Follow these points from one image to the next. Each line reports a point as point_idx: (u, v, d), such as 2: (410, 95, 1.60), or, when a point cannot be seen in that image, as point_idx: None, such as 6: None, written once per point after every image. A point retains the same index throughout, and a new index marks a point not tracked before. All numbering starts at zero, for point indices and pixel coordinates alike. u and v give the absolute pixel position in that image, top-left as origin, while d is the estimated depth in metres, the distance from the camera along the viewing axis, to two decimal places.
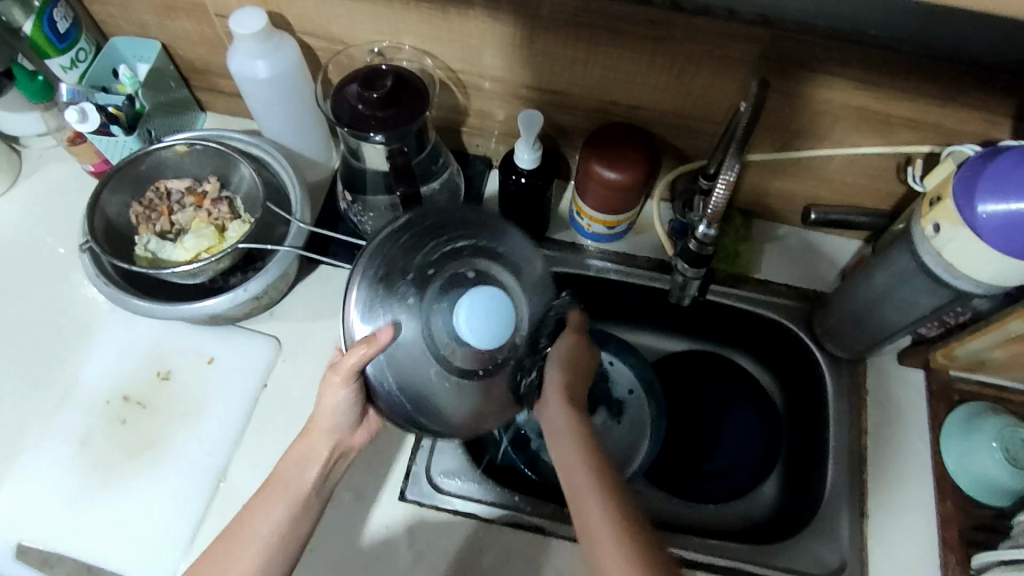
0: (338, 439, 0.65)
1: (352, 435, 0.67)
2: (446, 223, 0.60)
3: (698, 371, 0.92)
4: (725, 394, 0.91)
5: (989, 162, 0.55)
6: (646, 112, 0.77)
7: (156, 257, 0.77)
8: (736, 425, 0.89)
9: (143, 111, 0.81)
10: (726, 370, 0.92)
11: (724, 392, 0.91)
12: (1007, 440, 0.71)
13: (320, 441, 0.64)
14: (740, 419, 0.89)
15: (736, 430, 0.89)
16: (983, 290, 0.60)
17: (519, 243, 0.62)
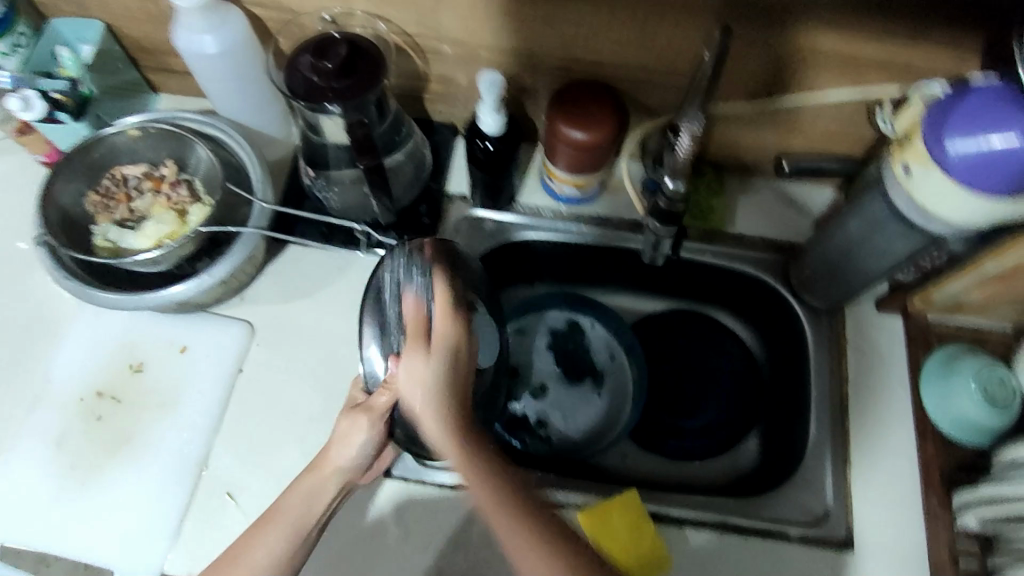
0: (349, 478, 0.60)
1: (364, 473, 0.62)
2: None
3: (678, 330, 0.92)
4: (705, 351, 0.91)
5: (959, 99, 0.54)
6: (611, 69, 0.75)
7: (118, 246, 0.74)
8: (717, 381, 0.89)
9: (90, 95, 0.78)
10: (706, 328, 0.92)
11: (704, 349, 0.91)
12: (984, 379, 0.71)
13: (331, 478, 0.59)
14: (722, 375, 0.89)
15: (718, 385, 0.89)
16: (956, 231, 0.59)
17: None
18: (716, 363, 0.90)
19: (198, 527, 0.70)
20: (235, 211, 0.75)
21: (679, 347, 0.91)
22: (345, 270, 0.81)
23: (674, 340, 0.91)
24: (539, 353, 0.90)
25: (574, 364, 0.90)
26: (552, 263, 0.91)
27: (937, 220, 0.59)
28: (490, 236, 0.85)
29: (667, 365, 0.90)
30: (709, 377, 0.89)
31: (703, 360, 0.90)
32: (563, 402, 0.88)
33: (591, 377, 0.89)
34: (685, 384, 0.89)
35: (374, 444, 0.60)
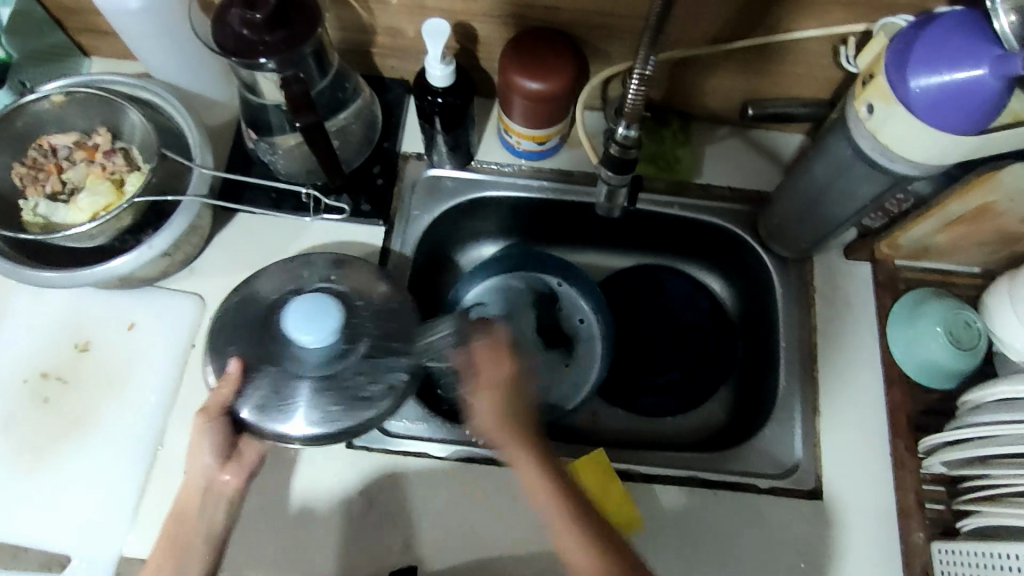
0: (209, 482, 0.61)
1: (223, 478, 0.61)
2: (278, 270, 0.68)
3: (645, 284, 0.90)
4: (674, 306, 0.89)
5: (921, 31, 0.51)
6: (565, 14, 0.71)
7: (49, 220, 0.70)
8: (688, 335, 0.88)
9: (10, 60, 0.73)
10: (674, 281, 0.90)
11: (674, 303, 0.89)
12: (950, 322, 0.70)
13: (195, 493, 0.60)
14: (692, 329, 0.88)
15: (688, 339, 0.87)
16: (920, 171, 0.57)
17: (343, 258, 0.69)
18: (685, 317, 0.88)
19: (155, 506, 0.68)
20: (179, 178, 0.71)
21: (646, 303, 0.89)
22: (296, 237, 0.78)
23: (642, 295, 0.90)
24: (508, 312, 0.85)
25: (541, 323, 0.86)
26: (516, 221, 0.87)
27: (900, 160, 0.57)
28: (450, 194, 0.82)
29: (636, 320, 0.89)
30: (678, 332, 0.88)
31: (672, 316, 0.88)
32: (531, 362, 0.83)
33: (559, 337, 0.85)
34: (656, 340, 0.87)
35: (219, 446, 0.61)
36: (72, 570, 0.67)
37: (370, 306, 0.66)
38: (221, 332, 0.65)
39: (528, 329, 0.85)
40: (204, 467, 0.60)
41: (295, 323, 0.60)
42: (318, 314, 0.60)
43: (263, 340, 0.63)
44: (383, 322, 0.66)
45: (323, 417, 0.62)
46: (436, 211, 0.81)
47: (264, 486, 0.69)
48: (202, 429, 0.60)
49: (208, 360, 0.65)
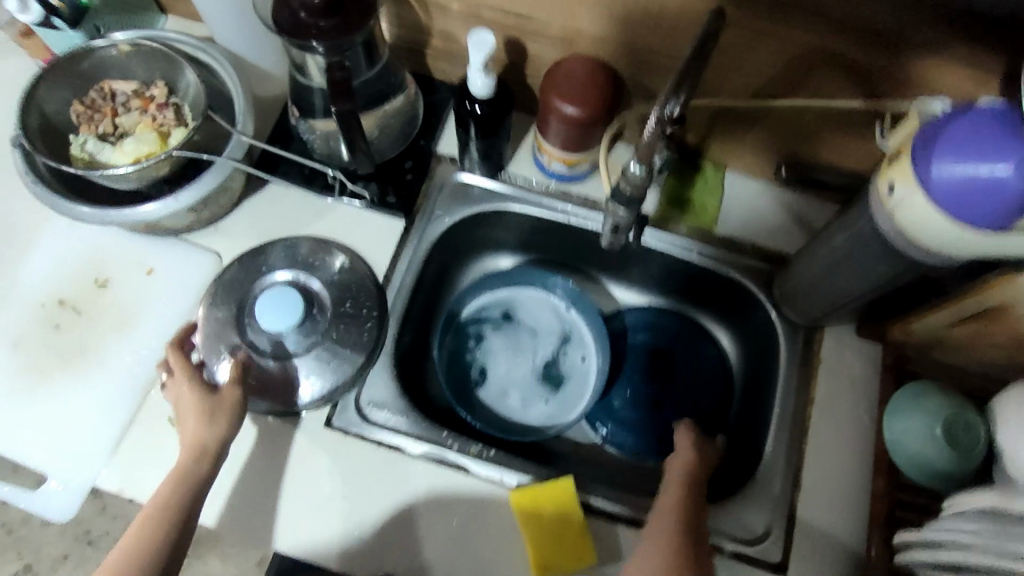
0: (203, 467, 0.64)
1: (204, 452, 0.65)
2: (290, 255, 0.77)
3: (653, 321, 0.90)
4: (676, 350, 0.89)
5: (953, 119, 0.50)
6: (615, 46, 0.72)
7: (94, 158, 0.74)
8: (684, 381, 0.87)
9: (89, 6, 0.78)
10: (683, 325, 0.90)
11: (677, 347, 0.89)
12: (949, 422, 0.66)
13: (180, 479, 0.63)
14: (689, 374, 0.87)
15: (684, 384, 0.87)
16: (936, 261, 0.56)
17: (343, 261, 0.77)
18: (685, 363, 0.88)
19: (134, 446, 0.71)
20: (219, 140, 0.76)
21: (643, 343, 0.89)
22: (320, 216, 0.81)
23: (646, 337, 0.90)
24: (529, 327, 0.89)
25: (546, 356, 0.88)
26: (535, 238, 0.88)
27: (916, 247, 0.55)
28: (476, 201, 0.83)
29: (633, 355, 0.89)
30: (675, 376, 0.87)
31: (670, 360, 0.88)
32: (525, 387, 0.86)
33: (559, 371, 0.87)
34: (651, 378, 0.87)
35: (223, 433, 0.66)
36: (46, 491, 0.70)
37: (338, 308, 0.75)
38: (215, 294, 0.75)
39: (536, 356, 0.88)
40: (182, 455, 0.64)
41: (263, 308, 0.70)
42: (282, 298, 0.70)
43: (241, 316, 0.73)
44: (341, 324, 0.74)
45: (279, 388, 0.72)
46: (459, 215, 0.83)
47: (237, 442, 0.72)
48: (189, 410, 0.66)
49: (202, 302, 0.75)
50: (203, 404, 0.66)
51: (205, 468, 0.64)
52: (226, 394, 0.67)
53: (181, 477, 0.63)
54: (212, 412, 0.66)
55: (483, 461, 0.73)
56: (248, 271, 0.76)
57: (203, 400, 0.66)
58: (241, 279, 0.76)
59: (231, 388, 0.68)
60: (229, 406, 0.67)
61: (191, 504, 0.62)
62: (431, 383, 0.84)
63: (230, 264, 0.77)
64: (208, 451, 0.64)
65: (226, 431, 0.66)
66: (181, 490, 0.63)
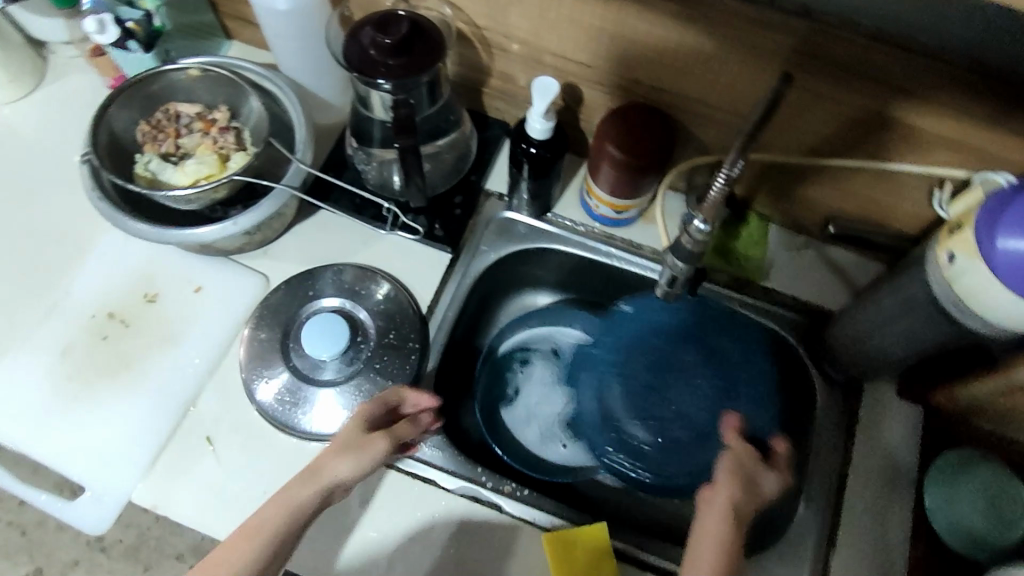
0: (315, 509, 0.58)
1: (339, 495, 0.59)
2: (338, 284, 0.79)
3: (606, 383, 0.79)
4: (670, 391, 0.77)
5: (1017, 195, 0.50)
6: (670, 96, 0.74)
7: (156, 177, 0.76)
8: (707, 420, 0.76)
9: (163, 30, 0.80)
10: (665, 353, 0.78)
11: (667, 384, 0.77)
12: (994, 491, 0.68)
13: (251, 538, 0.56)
14: (712, 401, 0.76)
15: (703, 425, 0.76)
16: (993, 331, 0.56)
17: (388, 290, 0.79)
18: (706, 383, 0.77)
19: (170, 463, 0.71)
20: (276, 165, 0.78)
21: (630, 403, 0.77)
22: (367, 245, 0.82)
23: (626, 401, 0.77)
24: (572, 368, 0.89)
25: None
26: (575, 278, 0.89)
27: (969, 314, 0.55)
28: (520, 239, 0.84)
29: (620, 421, 0.77)
30: (688, 413, 0.76)
31: (671, 408, 0.76)
32: (552, 429, 0.86)
33: None
34: (660, 438, 0.76)
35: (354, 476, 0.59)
36: (82, 502, 0.70)
37: (380, 338, 0.76)
38: (265, 315, 0.77)
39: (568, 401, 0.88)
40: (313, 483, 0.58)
41: (313, 335, 0.73)
42: (329, 330, 0.74)
43: (288, 339, 0.75)
44: (385, 353, 0.75)
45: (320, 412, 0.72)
46: (503, 250, 0.84)
47: (268, 455, 0.72)
48: (343, 441, 0.61)
49: (249, 324, 0.77)
50: (353, 435, 0.61)
51: (311, 492, 0.58)
52: (372, 441, 0.61)
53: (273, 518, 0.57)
54: (346, 447, 0.60)
55: (516, 499, 0.73)
56: (297, 295, 0.78)
57: (356, 432, 0.62)
58: (289, 303, 0.78)
59: (381, 436, 0.62)
60: (371, 451, 0.60)
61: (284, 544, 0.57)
62: (464, 417, 0.85)
63: (279, 286, 0.79)
64: (321, 481, 0.58)
65: (347, 470, 0.59)
66: (292, 514, 0.57)
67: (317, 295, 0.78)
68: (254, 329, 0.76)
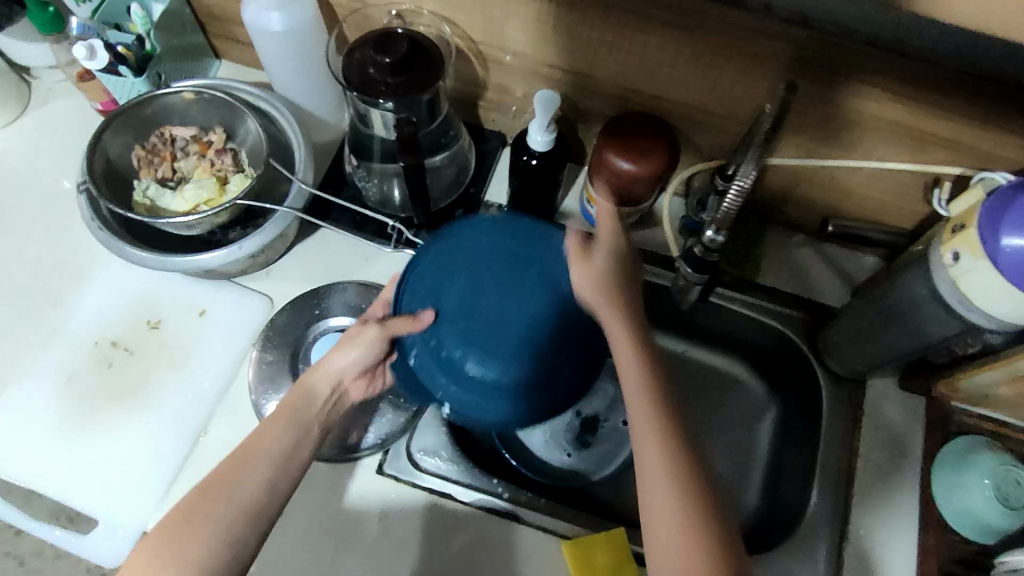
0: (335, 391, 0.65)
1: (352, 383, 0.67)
2: (345, 304, 0.78)
3: (445, 341, 0.61)
4: (510, 318, 0.62)
5: (1018, 193, 0.52)
6: (667, 103, 0.74)
7: (154, 205, 0.75)
8: (548, 330, 0.62)
9: (154, 53, 0.79)
10: (498, 285, 0.63)
11: (500, 316, 0.62)
12: (999, 478, 0.69)
13: (283, 428, 0.61)
14: (557, 309, 0.62)
15: (553, 341, 0.62)
16: (997, 326, 0.57)
17: None
18: (546, 298, 0.63)
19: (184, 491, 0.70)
20: (275, 185, 0.78)
21: (474, 348, 0.61)
22: (372, 261, 0.81)
23: (478, 352, 0.61)
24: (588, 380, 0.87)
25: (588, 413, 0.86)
26: None
27: (977, 311, 0.57)
28: None
29: (474, 372, 0.61)
30: (535, 325, 0.62)
31: (515, 337, 0.61)
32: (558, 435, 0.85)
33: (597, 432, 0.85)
34: (518, 378, 0.61)
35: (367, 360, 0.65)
36: (95, 534, 0.69)
37: None
38: (276, 336, 0.77)
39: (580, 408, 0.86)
40: (334, 375, 0.65)
41: None
42: None
43: (298, 362, 0.75)
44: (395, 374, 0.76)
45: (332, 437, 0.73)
46: None
47: None
48: (352, 336, 0.65)
49: (256, 346, 0.76)
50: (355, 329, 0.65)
51: (323, 381, 0.65)
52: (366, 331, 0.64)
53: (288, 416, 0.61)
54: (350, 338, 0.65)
55: (534, 508, 0.72)
56: (305, 316, 0.78)
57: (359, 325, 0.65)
58: (297, 324, 0.77)
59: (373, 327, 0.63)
60: (367, 339, 0.64)
61: (308, 429, 0.62)
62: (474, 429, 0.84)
63: (286, 307, 0.78)
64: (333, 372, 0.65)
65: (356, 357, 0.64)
66: (308, 398, 0.63)
67: (324, 314, 0.78)
68: (263, 352, 0.76)
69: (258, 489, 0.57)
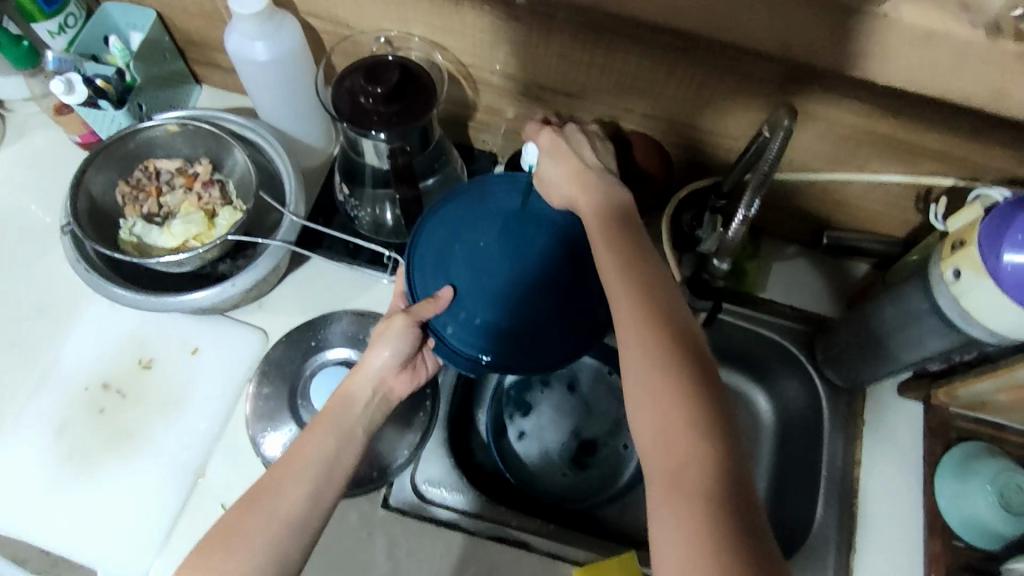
0: (378, 383, 0.65)
1: (392, 379, 0.67)
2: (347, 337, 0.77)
3: (473, 310, 0.64)
4: (515, 266, 0.66)
5: (1017, 210, 0.52)
6: (660, 121, 0.74)
7: (142, 242, 0.74)
8: (546, 279, 0.66)
9: (134, 84, 0.77)
10: (496, 244, 0.67)
11: (495, 265, 0.66)
12: (1000, 484, 0.70)
13: (325, 438, 0.60)
14: (551, 250, 0.67)
15: (552, 287, 0.66)
16: (997, 339, 0.58)
17: None
18: (540, 238, 0.67)
19: (188, 535, 0.69)
20: (264, 217, 0.76)
21: (500, 305, 0.65)
22: (366, 290, 0.80)
23: (503, 308, 0.65)
24: (592, 402, 0.87)
25: (590, 435, 0.85)
26: None
27: (979, 326, 0.57)
28: None
29: (511, 325, 0.64)
30: (542, 265, 0.67)
31: (528, 284, 0.66)
32: (558, 457, 0.84)
33: (599, 457, 0.84)
34: (548, 318, 0.65)
35: (403, 351, 0.65)
36: None
37: None
38: (274, 370, 0.75)
39: (582, 431, 0.85)
40: (374, 372, 0.65)
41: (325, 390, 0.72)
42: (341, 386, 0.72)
43: (296, 396, 0.74)
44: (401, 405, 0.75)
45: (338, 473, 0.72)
46: None
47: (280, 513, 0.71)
48: (381, 331, 0.65)
49: (253, 381, 0.75)
50: (381, 324, 0.65)
51: (361, 381, 0.64)
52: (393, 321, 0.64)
53: (332, 424, 0.61)
54: (379, 335, 0.65)
55: (543, 535, 0.72)
56: (301, 350, 0.76)
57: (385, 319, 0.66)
58: (293, 357, 0.76)
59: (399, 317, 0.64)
60: (396, 330, 0.63)
61: (348, 438, 0.61)
62: (477, 452, 0.83)
63: (283, 341, 0.77)
64: (369, 371, 0.65)
65: (388, 350, 0.64)
66: (348, 400, 0.63)
67: (322, 346, 0.76)
68: (259, 388, 0.74)
69: (302, 499, 0.57)
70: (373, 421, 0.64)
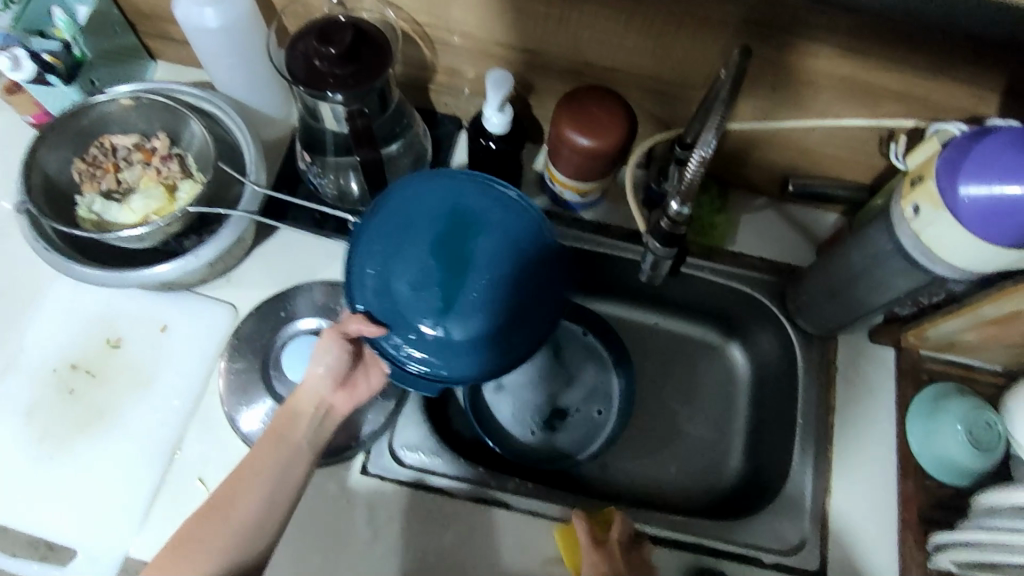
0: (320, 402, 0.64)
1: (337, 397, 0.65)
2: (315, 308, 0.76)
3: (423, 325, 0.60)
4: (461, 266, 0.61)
5: (975, 143, 0.52)
6: (622, 75, 0.74)
7: (102, 219, 0.72)
8: (496, 275, 0.61)
9: (84, 59, 0.76)
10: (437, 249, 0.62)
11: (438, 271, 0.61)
12: (971, 422, 0.70)
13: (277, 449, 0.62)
14: (495, 245, 0.62)
15: (505, 282, 0.61)
16: (960, 275, 0.58)
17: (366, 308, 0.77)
18: (485, 236, 0.62)
19: (166, 511, 0.68)
20: (228, 190, 0.75)
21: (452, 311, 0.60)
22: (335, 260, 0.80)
23: (454, 313, 0.60)
24: (569, 369, 0.87)
25: (567, 404, 0.85)
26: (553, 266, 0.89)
27: (941, 263, 0.58)
28: None
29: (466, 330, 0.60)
30: (490, 266, 0.61)
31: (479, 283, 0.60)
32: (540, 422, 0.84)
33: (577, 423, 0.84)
34: (504, 322, 0.60)
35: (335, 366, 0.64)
36: (74, 564, 0.67)
37: None
38: (244, 344, 0.74)
39: (559, 398, 0.86)
40: (313, 390, 0.64)
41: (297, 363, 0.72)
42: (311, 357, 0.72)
43: (268, 369, 0.73)
44: None
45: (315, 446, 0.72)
46: None
47: None
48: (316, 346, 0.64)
49: (224, 356, 0.74)
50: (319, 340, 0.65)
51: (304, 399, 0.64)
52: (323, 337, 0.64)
53: (277, 440, 0.62)
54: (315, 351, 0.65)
55: (522, 494, 0.72)
56: (271, 322, 0.76)
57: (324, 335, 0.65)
58: (263, 331, 0.75)
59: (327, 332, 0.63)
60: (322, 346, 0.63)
61: (297, 445, 0.62)
62: (456, 420, 0.83)
63: (253, 316, 0.76)
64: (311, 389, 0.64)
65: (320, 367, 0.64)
66: (293, 416, 0.63)
67: (292, 317, 0.76)
68: (231, 364, 0.74)
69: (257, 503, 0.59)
70: (319, 436, 0.64)
